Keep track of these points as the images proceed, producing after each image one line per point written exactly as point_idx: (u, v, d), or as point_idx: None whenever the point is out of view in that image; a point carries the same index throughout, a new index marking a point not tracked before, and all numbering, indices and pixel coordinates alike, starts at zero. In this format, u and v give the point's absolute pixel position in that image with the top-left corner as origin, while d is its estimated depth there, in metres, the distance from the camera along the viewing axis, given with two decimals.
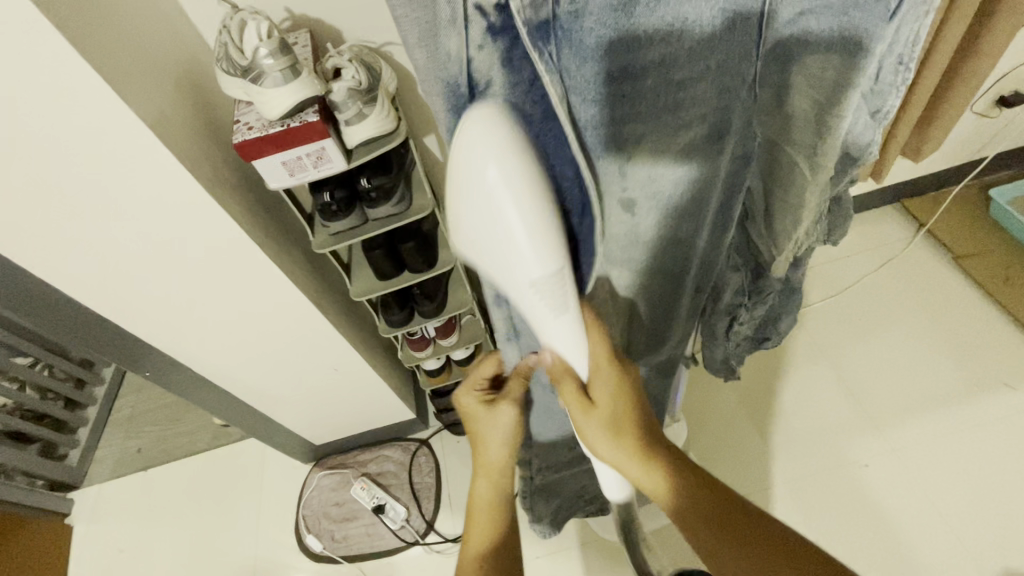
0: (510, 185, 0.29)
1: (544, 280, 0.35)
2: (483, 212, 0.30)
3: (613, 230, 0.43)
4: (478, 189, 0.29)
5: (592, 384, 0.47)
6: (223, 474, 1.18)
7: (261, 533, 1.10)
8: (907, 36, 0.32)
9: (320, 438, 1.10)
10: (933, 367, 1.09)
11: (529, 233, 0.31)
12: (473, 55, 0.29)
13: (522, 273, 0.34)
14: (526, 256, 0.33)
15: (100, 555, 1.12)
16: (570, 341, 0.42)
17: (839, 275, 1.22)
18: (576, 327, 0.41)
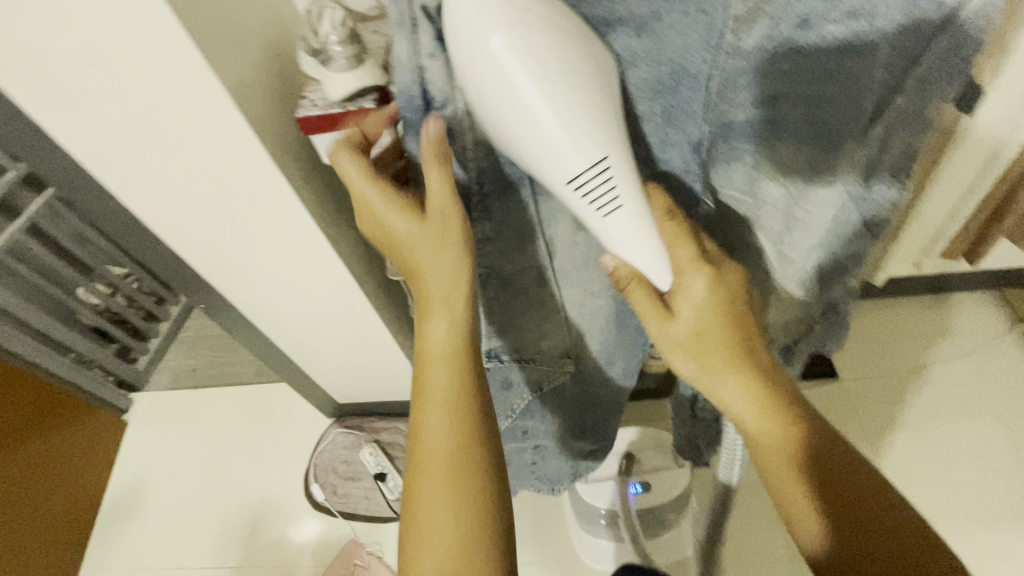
0: (534, 67, 0.33)
1: (583, 175, 0.36)
2: (515, 104, 0.34)
3: (564, 248, 0.49)
4: (493, 65, 0.33)
5: (674, 293, 0.43)
6: (256, 408, 1.28)
7: (276, 470, 1.18)
8: (903, 148, 0.42)
9: (343, 398, 1.17)
10: (995, 477, 0.97)
11: (556, 112, 0.34)
12: (425, 62, 0.36)
13: (560, 159, 0.36)
14: (553, 135, 0.35)
15: (142, 453, 1.26)
16: (635, 235, 0.40)
17: (906, 356, 1.12)
18: (637, 218, 0.39)
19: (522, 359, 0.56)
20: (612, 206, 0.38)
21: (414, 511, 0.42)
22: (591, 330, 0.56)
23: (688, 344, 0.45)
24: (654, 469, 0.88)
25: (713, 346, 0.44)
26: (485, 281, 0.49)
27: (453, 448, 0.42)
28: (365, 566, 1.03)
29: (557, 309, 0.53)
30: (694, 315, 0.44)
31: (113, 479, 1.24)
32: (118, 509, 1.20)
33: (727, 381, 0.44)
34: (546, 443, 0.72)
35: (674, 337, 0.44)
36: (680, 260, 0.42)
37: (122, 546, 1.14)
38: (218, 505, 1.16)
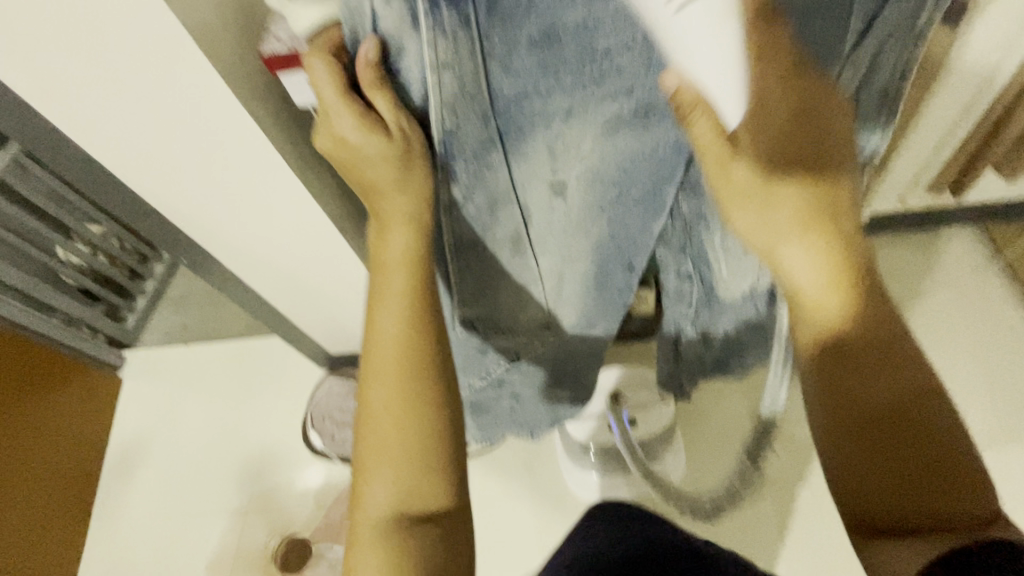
0: None
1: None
2: None
3: (541, 199, 0.52)
4: None
5: (738, 134, 0.44)
6: (250, 361, 1.30)
7: (274, 419, 1.21)
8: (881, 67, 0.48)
9: (336, 349, 1.18)
10: (959, 405, 1.03)
11: None
12: (381, 11, 0.37)
13: None
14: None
15: (141, 408, 1.28)
16: (707, 70, 0.40)
17: (888, 292, 1.14)
18: (721, 47, 0.39)
19: (499, 311, 0.64)
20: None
21: (365, 409, 0.47)
22: (569, 272, 0.62)
23: (753, 188, 0.46)
24: (643, 407, 0.90)
25: (762, 196, 0.46)
26: (457, 243, 0.54)
27: (396, 361, 0.47)
28: None
29: (529, 262, 0.59)
30: (758, 157, 0.45)
31: (114, 433, 1.26)
32: (123, 461, 1.22)
33: (782, 227, 0.46)
34: (524, 391, 0.77)
35: (736, 182, 0.46)
36: (749, 103, 0.43)
37: (130, 496, 1.18)
38: (221, 455, 1.19)
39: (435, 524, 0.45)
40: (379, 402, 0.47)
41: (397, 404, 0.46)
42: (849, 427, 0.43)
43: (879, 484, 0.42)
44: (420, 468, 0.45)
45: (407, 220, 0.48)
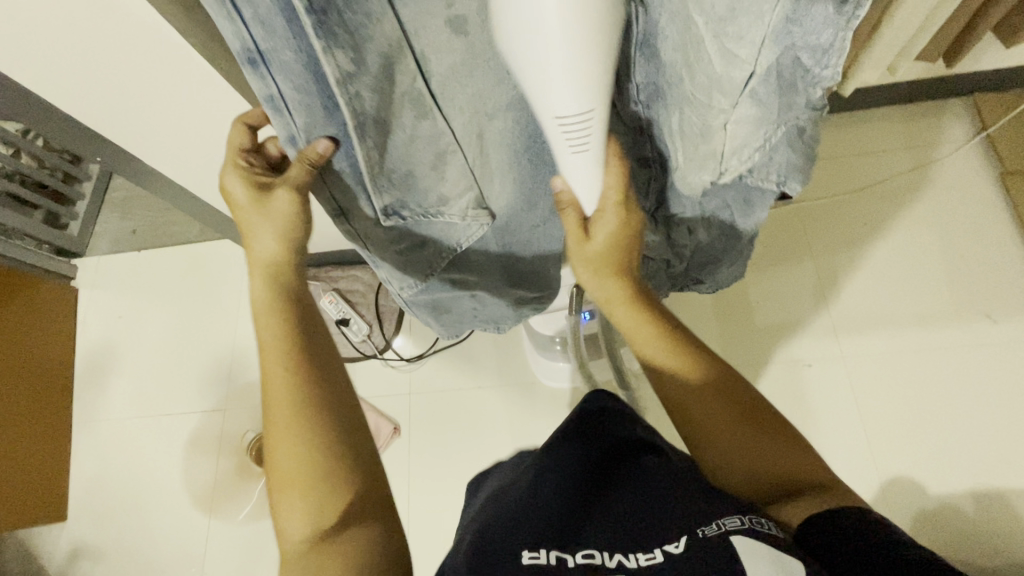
0: None
1: (573, 119, 0.38)
2: (547, 97, 0.36)
3: (447, 64, 0.39)
4: None
5: (594, 221, 0.49)
6: (210, 266, 1.25)
7: (240, 325, 1.19)
8: None
9: None
10: (923, 284, 1.01)
11: (574, 40, 0.32)
12: None
13: (554, 105, 0.37)
14: (566, 88, 0.35)
15: (101, 316, 1.25)
16: (584, 173, 0.44)
17: (861, 172, 1.09)
18: (592, 165, 0.44)
19: (429, 214, 0.51)
20: (583, 146, 0.41)
21: (269, 453, 0.45)
22: (495, 169, 0.51)
23: (598, 263, 0.50)
24: None
25: (608, 272, 0.51)
26: (363, 133, 0.40)
27: (286, 401, 0.45)
28: None
29: (449, 149, 0.46)
30: (607, 239, 0.49)
31: (79, 343, 1.23)
32: (92, 368, 1.21)
33: (609, 288, 0.51)
34: (481, 295, 0.71)
35: (592, 249, 0.50)
36: (607, 199, 0.47)
37: (104, 402, 1.18)
38: (191, 360, 1.18)
39: (368, 523, 0.43)
40: (275, 438, 0.45)
41: (293, 433, 0.44)
42: (686, 409, 0.48)
43: (735, 463, 0.47)
44: (331, 481, 0.44)
45: (276, 269, 0.50)
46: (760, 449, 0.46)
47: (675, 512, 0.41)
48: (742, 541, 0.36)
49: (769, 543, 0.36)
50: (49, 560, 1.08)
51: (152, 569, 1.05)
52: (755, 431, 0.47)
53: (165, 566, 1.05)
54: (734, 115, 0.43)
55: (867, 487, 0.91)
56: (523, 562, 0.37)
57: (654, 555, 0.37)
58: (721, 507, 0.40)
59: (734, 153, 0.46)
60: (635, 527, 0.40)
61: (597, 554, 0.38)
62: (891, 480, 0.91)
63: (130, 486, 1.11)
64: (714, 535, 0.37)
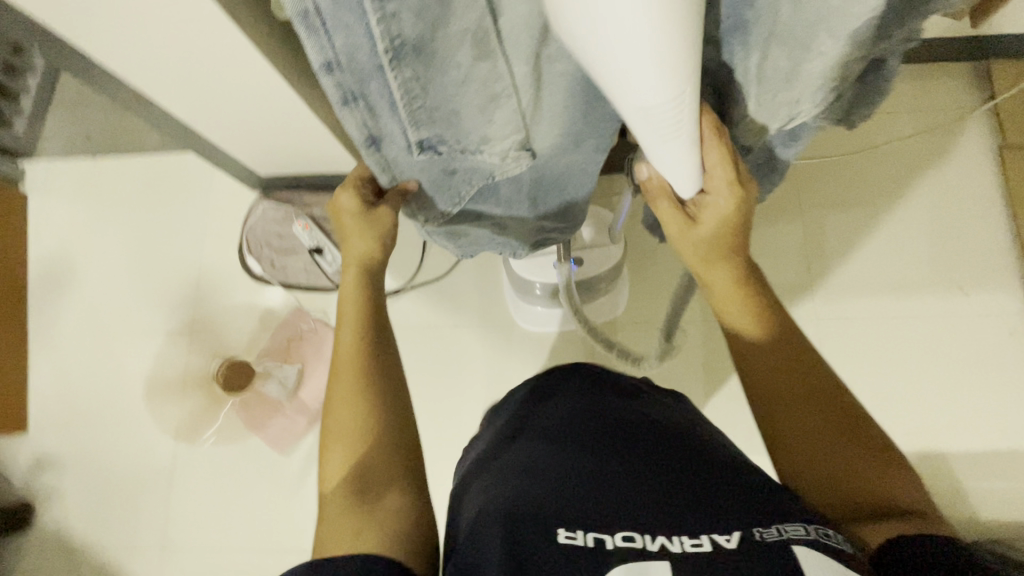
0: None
1: (659, 108, 0.37)
2: (618, 74, 0.35)
3: None
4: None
5: (701, 204, 0.51)
6: (175, 181, 1.17)
7: (207, 247, 1.13)
8: None
9: (266, 170, 1.06)
10: (906, 254, 1.01)
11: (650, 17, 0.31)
12: None
13: (634, 96, 0.36)
14: (649, 79, 0.35)
15: (56, 227, 1.16)
16: (677, 159, 0.45)
17: (863, 134, 1.06)
18: (684, 150, 0.44)
19: (467, 152, 0.48)
20: (672, 133, 0.41)
21: (330, 431, 0.49)
22: (550, 108, 0.47)
23: (703, 248, 0.53)
24: (588, 246, 0.87)
25: (715, 244, 0.52)
26: (398, 59, 0.37)
27: (353, 375, 0.51)
28: (313, 332, 1.08)
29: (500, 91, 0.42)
30: (716, 223, 0.51)
31: (32, 252, 1.16)
32: (49, 281, 1.15)
33: (717, 274, 0.54)
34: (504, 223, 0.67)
35: (697, 235, 0.52)
36: (716, 180, 0.49)
37: (62, 316, 1.13)
38: (156, 279, 1.13)
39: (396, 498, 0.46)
40: (337, 413, 0.50)
41: (354, 408, 0.50)
42: (778, 402, 0.49)
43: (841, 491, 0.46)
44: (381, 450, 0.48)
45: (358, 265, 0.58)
46: (845, 464, 0.46)
47: (727, 507, 0.40)
48: (802, 551, 0.35)
49: (831, 556, 0.35)
50: (14, 470, 1.07)
51: (118, 482, 1.05)
52: (872, 463, 0.46)
53: (133, 480, 1.05)
54: (831, 56, 0.40)
55: None
56: (559, 541, 0.37)
57: (701, 542, 0.37)
58: (777, 513, 0.39)
59: (812, 95, 0.45)
60: (676, 509, 0.40)
61: (638, 537, 0.37)
62: None
63: (94, 403, 1.09)
64: (773, 540, 0.36)
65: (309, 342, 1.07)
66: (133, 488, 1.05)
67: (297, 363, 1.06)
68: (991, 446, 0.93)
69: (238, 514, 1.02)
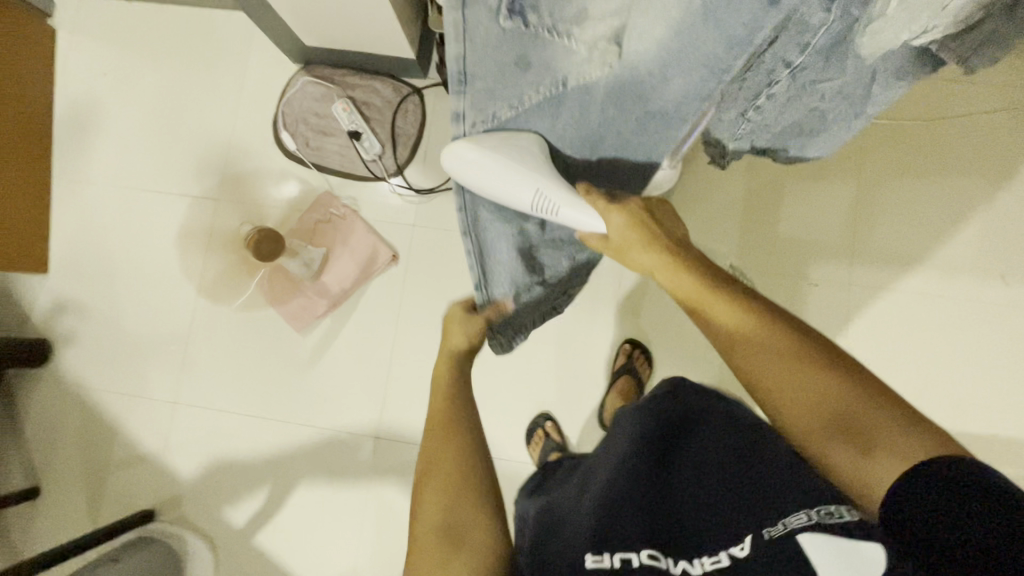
0: (481, 163, 0.55)
1: (535, 199, 0.57)
2: (509, 199, 0.58)
3: None
4: (468, 177, 0.57)
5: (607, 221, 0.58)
6: (210, 40, 1.11)
7: (240, 115, 1.09)
8: None
9: (311, 41, 1.00)
10: (955, 232, 0.98)
11: (494, 170, 0.55)
12: None
13: (521, 202, 0.58)
14: (514, 190, 0.56)
15: (84, 70, 1.12)
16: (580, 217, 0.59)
17: (937, 102, 1.01)
18: (580, 209, 0.58)
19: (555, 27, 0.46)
20: (556, 208, 0.58)
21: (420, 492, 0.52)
22: None
23: (638, 263, 0.57)
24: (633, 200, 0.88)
25: (637, 244, 0.56)
26: None
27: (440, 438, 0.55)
28: (342, 218, 1.06)
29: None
30: (629, 235, 0.57)
31: (57, 94, 1.11)
32: (73, 127, 1.11)
33: (653, 258, 0.55)
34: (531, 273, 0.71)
35: (631, 251, 0.57)
36: (599, 207, 0.58)
37: (86, 163, 1.11)
38: (185, 141, 1.10)
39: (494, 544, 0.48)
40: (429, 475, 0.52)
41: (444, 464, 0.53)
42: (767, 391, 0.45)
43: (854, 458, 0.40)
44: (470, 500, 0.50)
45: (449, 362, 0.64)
46: (829, 401, 0.42)
47: (736, 506, 0.42)
48: (809, 539, 0.37)
49: (838, 534, 0.37)
50: (32, 307, 1.08)
51: (137, 336, 1.07)
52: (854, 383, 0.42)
53: (149, 335, 1.07)
54: None
55: None
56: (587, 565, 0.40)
57: (721, 559, 0.40)
58: (788, 498, 0.41)
59: None
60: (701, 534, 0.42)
61: (662, 559, 0.40)
62: None
63: (116, 255, 1.09)
64: (778, 536, 0.39)
65: (335, 227, 1.06)
66: (150, 342, 1.07)
67: (323, 246, 1.05)
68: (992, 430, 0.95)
69: (251, 382, 1.05)
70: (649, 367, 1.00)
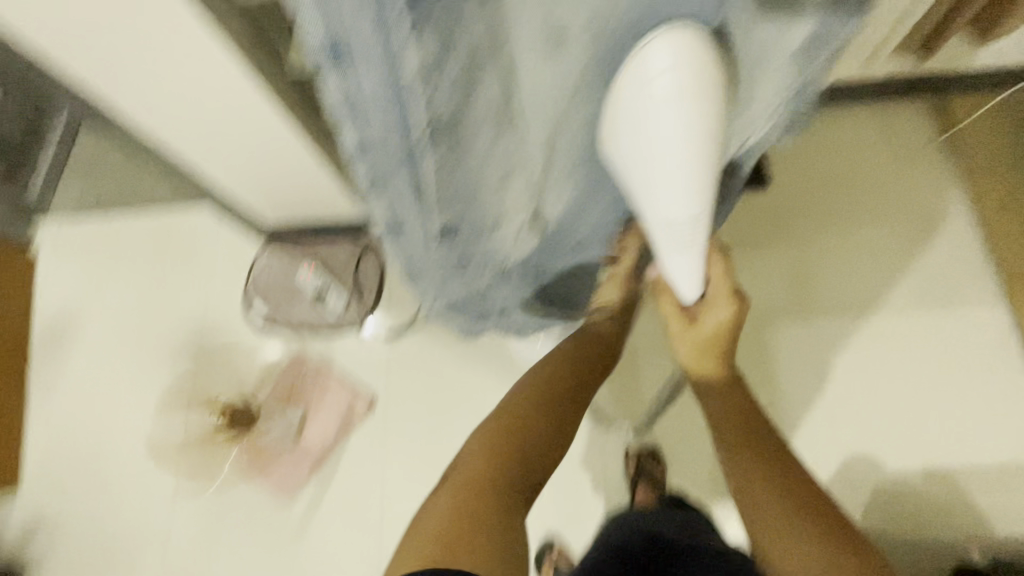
0: (685, 113, 0.38)
1: (681, 218, 0.45)
2: (660, 200, 0.43)
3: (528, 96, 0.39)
4: (650, 104, 0.38)
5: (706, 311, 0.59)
6: (182, 235, 1.20)
7: (213, 297, 1.15)
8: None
9: (272, 220, 1.09)
10: (891, 277, 1.03)
11: (686, 140, 0.40)
12: None
13: (670, 207, 0.44)
14: (675, 191, 0.42)
15: (63, 283, 1.18)
16: (688, 270, 0.52)
17: (844, 163, 1.09)
18: (692, 262, 0.51)
19: (484, 235, 0.52)
20: (686, 238, 0.48)
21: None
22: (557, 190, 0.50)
23: (705, 346, 0.61)
24: None
25: (712, 340, 0.61)
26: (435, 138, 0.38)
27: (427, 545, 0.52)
28: (316, 376, 1.08)
29: (523, 163, 0.45)
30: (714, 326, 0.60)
31: (38, 310, 1.17)
32: (52, 338, 1.15)
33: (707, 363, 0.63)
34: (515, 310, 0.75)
35: (702, 333, 0.61)
36: (720, 290, 0.58)
37: (66, 370, 1.13)
38: (162, 330, 1.14)
39: None
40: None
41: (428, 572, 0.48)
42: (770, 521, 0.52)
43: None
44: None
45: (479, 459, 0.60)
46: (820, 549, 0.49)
47: None
48: None
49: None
50: (8, 529, 1.04)
51: (117, 540, 1.02)
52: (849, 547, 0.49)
53: (131, 536, 1.02)
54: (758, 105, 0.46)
55: (825, 466, 0.96)
56: None
57: None
58: None
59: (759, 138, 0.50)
60: None
61: None
62: (848, 459, 0.96)
63: (95, 456, 1.07)
64: None
65: (311, 386, 1.07)
66: (132, 544, 1.02)
67: (301, 406, 1.06)
68: (993, 461, 0.94)
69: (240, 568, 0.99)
70: (660, 467, 0.98)
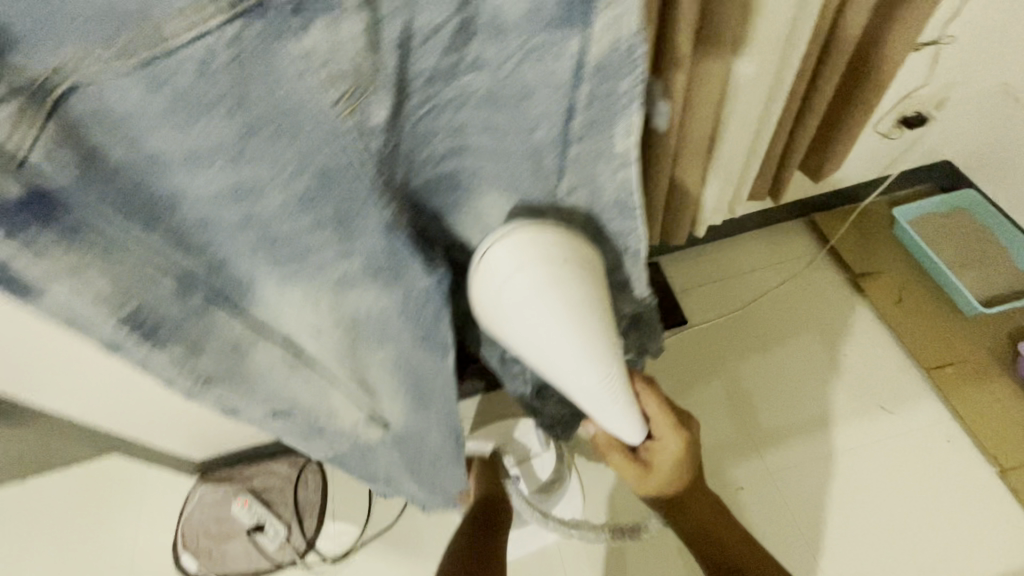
0: (555, 307, 0.43)
1: (596, 385, 0.48)
2: (569, 375, 0.47)
3: (304, 356, 0.41)
4: (513, 305, 0.44)
5: (655, 452, 0.62)
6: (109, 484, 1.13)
7: (142, 551, 1.06)
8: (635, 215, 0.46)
9: (201, 454, 1.05)
10: (819, 393, 1.05)
11: (566, 329, 0.44)
12: None
13: (582, 380, 0.48)
14: (576, 368, 0.46)
15: None
16: (621, 421, 0.54)
17: (742, 290, 1.17)
18: (626, 411, 0.53)
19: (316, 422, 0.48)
20: (609, 399, 0.51)
21: None
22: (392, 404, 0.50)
23: (664, 482, 0.63)
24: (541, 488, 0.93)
25: (669, 473, 0.63)
26: (206, 384, 0.38)
27: None
28: None
29: (337, 387, 0.45)
30: (671, 463, 0.62)
31: None
32: None
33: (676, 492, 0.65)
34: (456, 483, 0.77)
35: (657, 472, 0.63)
36: (666, 427, 0.61)
37: None
38: None
39: None
40: None
41: None
42: None
43: None
44: None
45: None
46: None
47: None
48: None
49: None
50: None
51: None
52: None
53: None
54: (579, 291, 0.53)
55: None
56: None
57: None
58: None
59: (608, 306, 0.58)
60: None
61: None
62: None
63: None
64: None
65: None
66: None
67: None
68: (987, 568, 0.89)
69: None
70: None
